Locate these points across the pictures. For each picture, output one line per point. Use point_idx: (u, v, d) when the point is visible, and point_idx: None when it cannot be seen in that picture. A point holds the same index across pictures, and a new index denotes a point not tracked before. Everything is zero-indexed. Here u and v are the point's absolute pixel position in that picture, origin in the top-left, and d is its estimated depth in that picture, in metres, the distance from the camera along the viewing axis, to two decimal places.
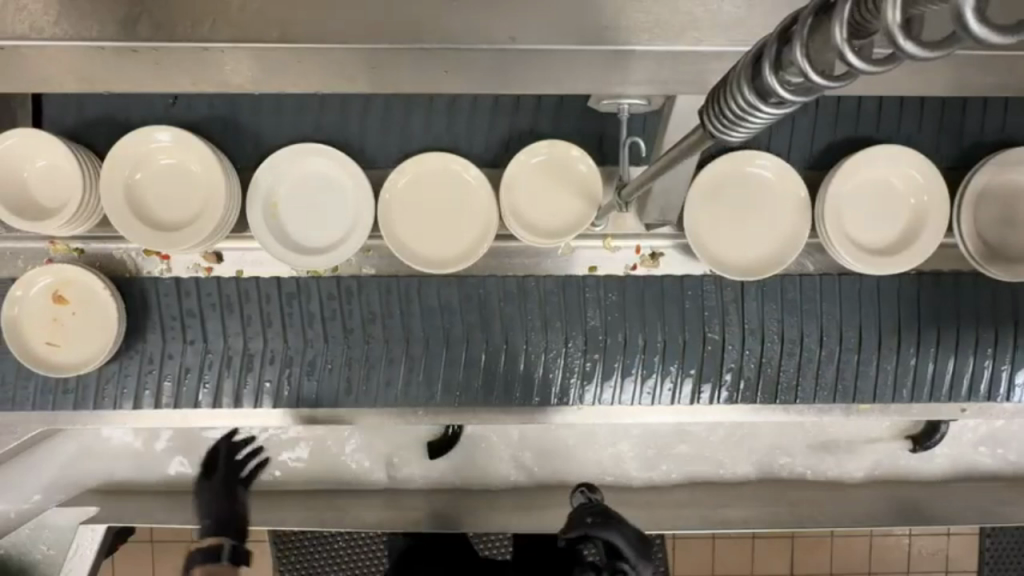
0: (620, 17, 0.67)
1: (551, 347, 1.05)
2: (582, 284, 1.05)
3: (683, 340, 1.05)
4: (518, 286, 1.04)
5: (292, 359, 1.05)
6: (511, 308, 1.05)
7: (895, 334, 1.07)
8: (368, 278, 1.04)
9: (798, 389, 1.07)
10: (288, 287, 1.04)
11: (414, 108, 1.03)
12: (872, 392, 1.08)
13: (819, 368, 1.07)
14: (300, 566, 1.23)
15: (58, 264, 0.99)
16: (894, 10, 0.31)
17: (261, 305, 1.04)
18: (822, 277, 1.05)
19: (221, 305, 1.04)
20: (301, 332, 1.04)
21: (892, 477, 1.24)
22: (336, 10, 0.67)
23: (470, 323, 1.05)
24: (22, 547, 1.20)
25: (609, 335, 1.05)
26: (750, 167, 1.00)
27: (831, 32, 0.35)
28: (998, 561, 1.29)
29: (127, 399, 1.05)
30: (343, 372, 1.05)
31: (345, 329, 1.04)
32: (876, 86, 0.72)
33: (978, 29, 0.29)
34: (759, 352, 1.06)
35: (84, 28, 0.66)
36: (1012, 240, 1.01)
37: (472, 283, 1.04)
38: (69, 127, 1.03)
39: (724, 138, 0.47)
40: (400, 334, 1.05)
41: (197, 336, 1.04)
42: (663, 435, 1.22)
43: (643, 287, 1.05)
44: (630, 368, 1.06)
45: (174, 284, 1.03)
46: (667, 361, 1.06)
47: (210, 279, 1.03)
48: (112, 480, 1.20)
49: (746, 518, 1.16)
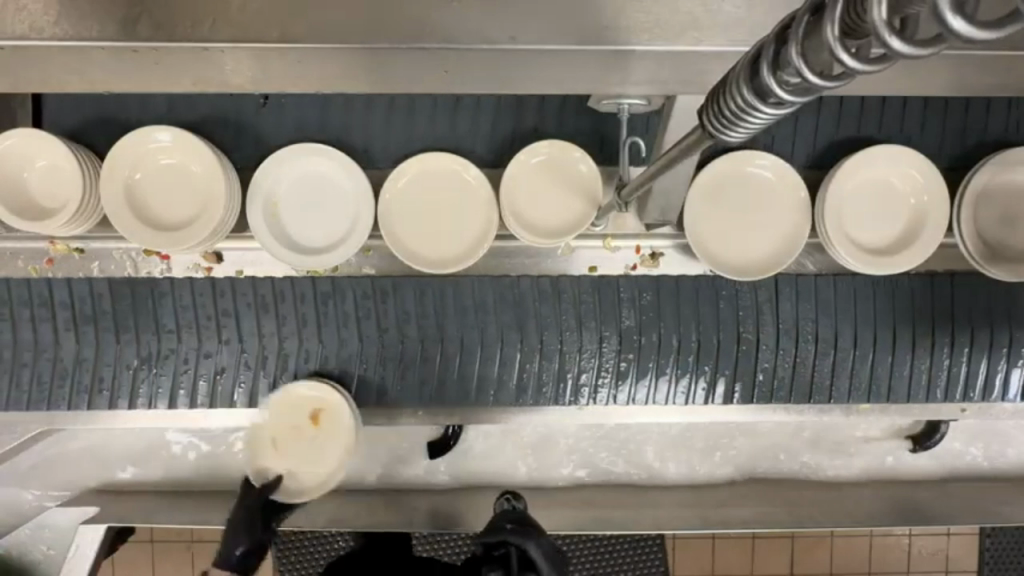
0: (619, 17, 0.67)
1: (586, 347, 1.05)
2: (616, 285, 1.05)
3: (718, 340, 1.06)
4: (552, 286, 1.05)
5: (327, 358, 1.06)
6: (547, 308, 1.05)
7: (929, 333, 1.07)
8: (405, 280, 1.04)
9: (833, 389, 1.07)
10: (323, 287, 1.04)
11: (414, 108, 1.03)
12: (905, 393, 1.08)
13: (854, 368, 1.07)
14: (299, 565, 1.21)
15: (326, 386, 1.03)
16: (881, 9, 0.32)
17: (296, 305, 1.04)
18: (857, 278, 1.06)
19: (257, 305, 1.04)
20: (335, 331, 1.05)
21: (892, 477, 1.24)
22: (336, 11, 0.67)
23: (506, 323, 1.05)
24: (24, 546, 1.21)
25: (644, 335, 1.05)
26: (750, 167, 1.00)
27: (825, 32, 0.35)
28: (998, 561, 1.29)
29: (162, 399, 1.05)
30: (380, 371, 1.06)
31: (381, 327, 1.05)
32: (872, 86, 0.71)
33: (960, 26, 0.30)
34: (794, 352, 1.06)
35: (84, 27, 0.66)
36: (1012, 241, 1.01)
37: (508, 283, 1.05)
38: (69, 127, 1.03)
39: (724, 138, 0.47)
40: (436, 334, 1.05)
41: (232, 335, 1.04)
42: (665, 435, 1.22)
43: (677, 287, 1.05)
44: (661, 369, 1.06)
45: (211, 285, 1.03)
46: (703, 360, 1.06)
47: (247, 279, 1.04)
48: (112, 480, 1.20)
49: (745, 518, 1.15)
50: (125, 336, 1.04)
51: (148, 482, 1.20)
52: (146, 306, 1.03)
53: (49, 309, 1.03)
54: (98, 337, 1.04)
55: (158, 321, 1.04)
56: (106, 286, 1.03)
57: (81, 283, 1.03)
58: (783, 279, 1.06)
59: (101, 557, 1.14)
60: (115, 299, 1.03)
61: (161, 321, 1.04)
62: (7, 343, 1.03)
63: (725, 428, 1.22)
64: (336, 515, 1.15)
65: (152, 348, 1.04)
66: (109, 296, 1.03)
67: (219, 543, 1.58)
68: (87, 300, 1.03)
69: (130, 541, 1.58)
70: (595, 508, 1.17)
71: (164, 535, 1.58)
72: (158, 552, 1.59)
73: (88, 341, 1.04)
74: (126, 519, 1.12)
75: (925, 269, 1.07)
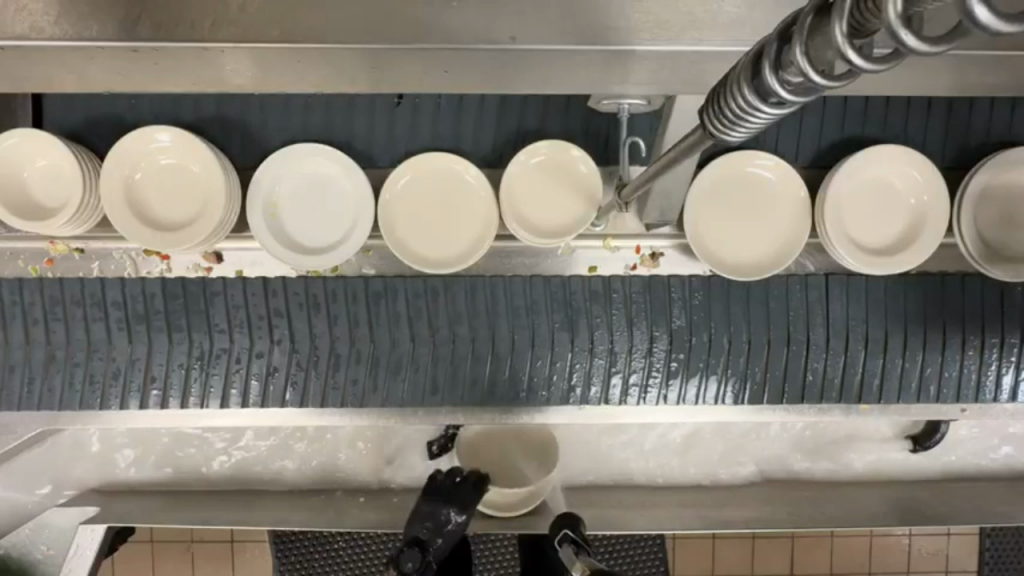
0: (619, 17, 0.67)
1: (637, 347, 1.04)
2: (667, 285, 1.04)
3: (770, 338, 1.04)
4: (603, 286, 1.03)
5: (378, 359, 1.03)
6: (598, 308, 1.03)
7: (979, 334, 1.06)
8: (454, 279, 1.03)
9: (883, 390, 1.07)
10: (374, 287, 1.03)
11: (413, 108, 1.03)
12: (953, 393, 1.08)
13: (903, 371, 1.06)
14: (300, 566, 1.20)
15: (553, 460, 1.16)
16: (895, 3, 0.32)
17: (347, 305, 1.03)
18: (908, 281, 1.05)
19: (308, 305, 1.02)
20: (386, 332, 1.03)
21: (890, 476, 1.24)
22: (336, 11, 0.67)
23: (556, 322, 1.03)
24: (22, 547, 1.19)
25: (695, 335, 1.04)
26: (750, 167, 1.00)
27: (832, 29, 0.35)
28: (999, 561, 1.29)
29: (213, 398, 1.03)
30: (429, 372, 1.03)
31: (432, 327, 1.03)
32: (874, 86, 0.72)
33: (983, 16, 0.29)
34: (844, 352, 1.05)
35: (83, 27, 0.66)
36: (1013, 241, 1.01)
37: (559, 283, 1.03)
38: (68, 127, 1.03)
39: (724, 138, 0.47)
40: (487, 334, 1.03)
41: (284, 336, 1.02)
42: (668, 436, 1.22)
43: (730, 286, 1.04)
44: (713, 370, 1.05)
45: (262, 284, 1.02)
46: (755, 361, 1.05)
47: (299, 278, 1.02)
48: (114, 479, 1.20)
49: (747, 518, 1.15)
50: (178, 335, 1.02)
51: (152, 481, 1.21)
52: (199, 304, 1.01)
53: (102, 308, 1.01)
54: (151, 337, 1.02)
55: (210, 322, 1.02)
56: (159, 286, 1.01)
57: (133, 282, 1.01)
58: (835, 279, 1.05)
59: (101, 557, 1.14)
60: (168, 299, 1.01)
61: (213, 320, 1.02)
62: (61, 343, 1.01)
63: (727, 429, 1.22)
64: (337, 514, 1.15)
65: (203, 347, 1.02)
66: (161, 296, 1.01)
67: (219, 543, 1.58)
68: (139, 300, 1.01)
69: (131, 541, 1.58)
70: (596, 508, 1.17)
71: (164, 536, 1.59)
72: (158, 551, 1.59)
73: (141, 341, 1.02)
74: (128, 518, 1.12)
75: (935, 272, 1.07)
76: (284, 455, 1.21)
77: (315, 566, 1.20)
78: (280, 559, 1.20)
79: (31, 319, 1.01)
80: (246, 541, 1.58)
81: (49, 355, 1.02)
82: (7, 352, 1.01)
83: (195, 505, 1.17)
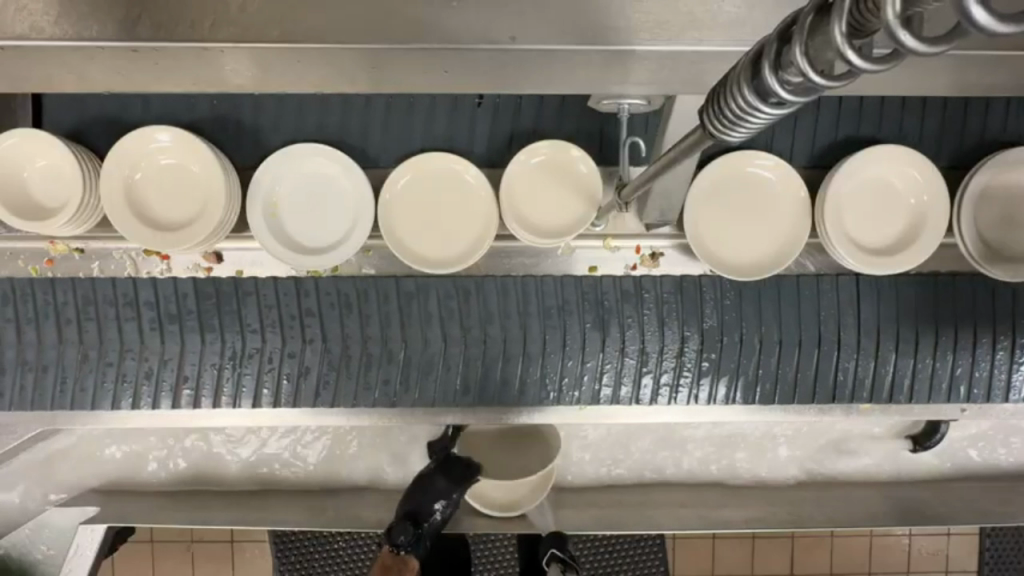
0: (619, 17, 0.67)
1: (667, 347, 1.04)
2: (698, 285, 1.04)
3: (801, 339, 1.05)
4: (635, 286, 1.04)
5: (410, 360, 1.03)
6: (629, 308, 1.04)
7: (1009, 334, 1.06)
8: (486, 279, 1.03)
9: (914, 390, 1.07)
10: (406, 287, 1.03)
11: (412, 108, 1.03)
12: (984, 393, 1.07)
13: (934, 371, 1.07)
14: (300, 566, 1.20)
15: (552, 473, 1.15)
16: (895, 3, 0.31)
17: (379, 305, 1.03)
18: (941, 280, 1.05)
19: (341, 305, 1.03)
20: (419, 332, 1.03)
21: (890, 476, 1.24)
22: (336, 11, 0.67)
23: (587, 322, 1.03)
24: (22, 547, 1.20)
25: (726, 335, 1.04)
26: (750, 167, 1.00)
27: (832, 29, 0.35)
28: (999, 561, 1.29)
29: (246, 398, 1.04)
30: (461, 371, 1.04)
31: (464, 328, 1.03)
32: (875, 85, 0.72)
33: (982, 18, 0.29)
34: (874, 354, 1.06)
35: (84, 27, 0.66)
36: (1013, 241, 1.01)
37: (591, 283, 1.03)
38: (68, 127, 1.03)
39: (724, 138, 0.47)
40: (519, 334, 1.03)
41: (316, 335, 1.03)
42: (669, 436, 1.22)
43: (761, 287, 1.04)
44: (745, 371, 1.05)
45: (295, 284, 1.02)
46: (786, 362, 1.05)
47: (331, 279, 1.02)
48: (113, 479, 1.21)
49: (746, 518, 1.15)
50: (210, 336, 1.02)
51: (151, 481, 1.21)
52: (231, 304, 1.02)
53: (134, 308, 1.01)
54: (184, 337, 1.02)
55: (242, 321, 1.02)
56: (191, 285, 1.02)
57: (166, 283, 1.01)
58: (866, 280, 1.05)
59: (101, 557, 1.14)
60: (201, 299, 1.02)
61: (245, 320, 1.02)
62: (94, 342, 1.02)
63: (728, 430, 1.22)
64: (337, 514, 1.15)
65: (236, 347, 1.02)
66: (194, 296, 1.02)
67: (219, 543, 1.58)
68: (172, 299, 1.02)
69: (130, 541, 1.58)
70: (597, 508, 1.17)
71: (164, 536, 1.59)
72: (158, 551, 1.59)
73: (174, 341, 1.02)
74: (127, 518, 1.12)
75: (945, 272, 1.07)
76: (284, 455, 1.21)
77: (315, 566, 1.19)
78: (279, 559, 1.20)
79: (64, 319, 1.01)
80: (246, 540, 1.58)
81: (82, 356, 1.02)
82: (40, 352, 1.02)
83: (194, 505, 1.17)
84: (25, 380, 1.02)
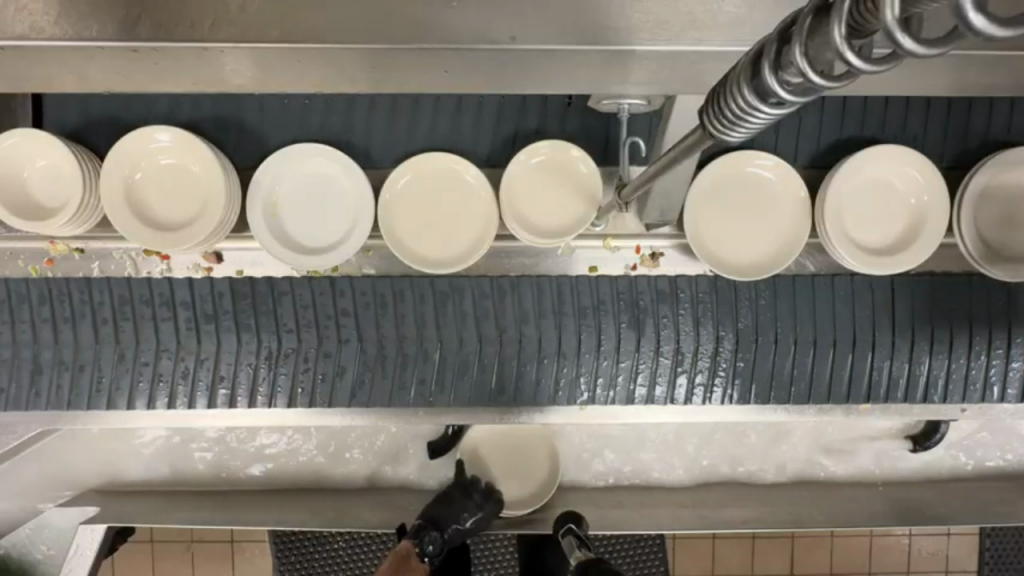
0: (619, 17, 0.67)
1: (703, 347, 1.04)
2: (735, 286, 1.04)
3: (837, 339, 1.05)
4: (670, 286, 1.03)
5: (446, 360, 1.03)
6: (664, 308, 1.03)
7: None
8: (522, 278, 1.03)
9: (948, 390, 1.07)
10: (442, 286, 1.03)
11: (412, 108, 1.03)
12: (1018, 393, 1.07)
13: (969, 372, 1.07)
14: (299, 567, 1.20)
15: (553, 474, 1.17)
16: (894, 5, 0.31)
17: (415, 304, 1.03)
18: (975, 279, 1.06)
19: (376, 305, 1.03)
20: (454, 331, 1.03)
21: (889, 477, 1.24)
22: (336, 11, 0.67)
23: (622, 322, 1.03)
24: (22, 547, 1.21)
25: (762, 335, 1.04)
26: (750, 167, 1.00)
27: (831, 30, 0.35)
28: (999, 561, 1.29)
29: (282, 397, 1.04)
30: (496, 371, 1.04)
31: (499, 327, 1.03)
32: (874, 86, 0.72)
33: (979, 23, 0.29)
34: (910, 355, 1.06)
35: (84, 27, 0.66)
36: (1013, 241, 1.01)
37: (626, 283, 1.03)
38: (68, 127, 1.03)
39: (724, 138, 0.47)
40: (554, 334, 1.03)
41: (352, 335, 1.03)
42: (670, 436, 1.22)
43: (797, 286, 1.04)
44: (780, 371, 1.05)
45: (330, 284, 1.02)
46: (822, 362, 1.05)
47: (366, 278, 1.03)
48: (114, 479, 1.21)
49: (745, 518, 1.15)
50: (246, 335, 1.02)
51: (151, 481, 1.21)
52: (267, 304, 1.02)
53: (171, 308, 1.01)
54: (220, 336, 1.02)
55: (278, 321, 1.02)
56: (227, 285, 1.02)
57: (201, 282, 1.02)
58: (902, 280, 1.05)
59: (101, 557, 1.14)
60: (236, 299, 1.02)
61: (281, 320, 1.02)
62: (130, 342, 1.02)
63: (728, 429, 1.22)
64: (337, 513, 1.15)
65: (272, 347, 1.02)
66: (230, 296, 1.02)
67: (220, 543, 1.58)
68: (208, 299, 1.02)
69: (130, 541, 1.58)
70: (597, 508, 1.18)
71: (164, 536, 1.59)
72: (158, 551, 1.59)
73: (211, 340, 1.02)
74: (126, 518, 1.12)
75: (957, 271, 1.07)
76: (283, 454, 1.21)
77: (315, 566, 1.19)
78: (279, 559, 1.20)
79: (100, 319, 1.01)
80: (246, 540, 1.58)
81: (118, 356, 1.02)
82: (77, 352, 1.02)
83: (195, 505, 1.17)
84: (62, 379, 1.02)
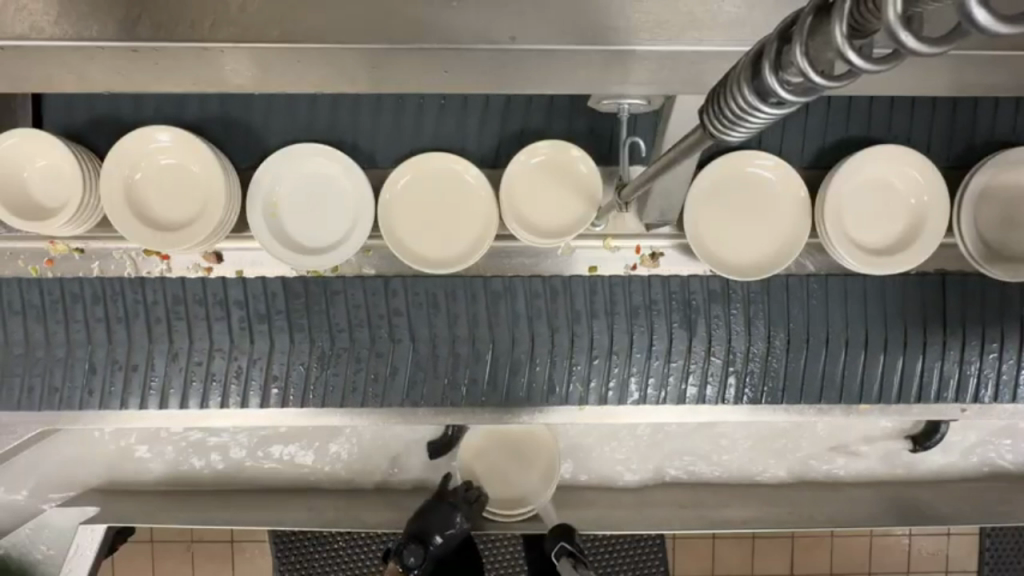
0: (618, 17, 0.67)
1: (754, 346, 1.05)
2: (785, 284, 1.05)
3: (887, 339, 1.06)
4: (722, 286, 1.04)
5: (499, 360, 1.04)
6: (716, 308, 1.04)
7: None
8: (575, 278, 1.04)
9: (998, 390, 1.08)
10: (494, 286, 1.04)
11: (411, 108, 1.03)
12: None
13: (1018, 373, 1.07)
14: (299, 567, 1.20)
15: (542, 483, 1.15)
16: (896, 3, 0.31)
17: (468, 304, 1.04)
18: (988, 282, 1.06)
19: (428, 305, 1.03)
20: (507, 331, 1.04)
21: (888, 476, 1.24)
22: (337, 10, 0.67)
23: (674, 322, 1.04)
24: (22, 547, 1.19)
25: (813, 334, 1.05)
26: (750, 167, 1.00)
27: (832, 30, 0.35)
28: (999, 561, 1.29)
29: (333, 397, 1.05)
30: (549, 371, 1.04)
31: (552, 327, 1.04)
32: (872, 85, 0.72)
33: (982, 18, 0.29)
34: (960, 356, 1.06)
35: (84, 27, 0.66)
36: (1014, 241, 1.01)
37: (678, 283, 1.04)
38: (66, 127, 1.03)
39: (725, 138, 0.47)
40: (606, 334, 1.04)
41: (405, 334, 1.04)
42: (672, 436, 1.22)
43: (849, 286, 1.05)
44: (831, 372, 1.06)
45: (383, 285, 1.03)
46: (873, 363, 1.06)
47: (419, 278, 1.03)
48: (114, 478, 1.21)
49: (744, 518, 1.14)
50: (299, 336, 1.03)
51: (152, 481, 1.21)
52: (320, 305, 1.03)
53: (224, 308, 1.03)
54: (273, 337, 1.03)
55: (331, 322, 1.03)
56: (279, 284, 1.03)
57: (254, 282, 1.03)
58: (952, 279, 1.06)
59: (101, 557, 1.14)
60: (289, 298, 1.03)
61: (334, 320, 1.03)
62: (184, 342, 1.03)
63: (728, 429, 1.22)
64: (337, 513, 1.15)
65: (326, 347, 1.04)
66: (282, 296, 1.03)
67: (219, 543, 1.58)
68: (261, 299, 1.03)
69: (130, 541, 1.58)
70: (596, 508, 1.18)
71: (164, 536, 1.59)
72: (158, 551, 1.59)
73: (263, 340, 1.03)
74: (127, 518, 1.11)
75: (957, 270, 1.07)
76: (284, 453, 1.21)
77: (315, 566, 1.19)
78: (280, 559, 1.19)
79: (153, 318, 1.02)
80: (246, 540, 1.58)
81: (172, 355, 1.03)
82: (129, 352, 1.03)
83: (196, 505, 1.16)
84: (116, 379, 1.03)
